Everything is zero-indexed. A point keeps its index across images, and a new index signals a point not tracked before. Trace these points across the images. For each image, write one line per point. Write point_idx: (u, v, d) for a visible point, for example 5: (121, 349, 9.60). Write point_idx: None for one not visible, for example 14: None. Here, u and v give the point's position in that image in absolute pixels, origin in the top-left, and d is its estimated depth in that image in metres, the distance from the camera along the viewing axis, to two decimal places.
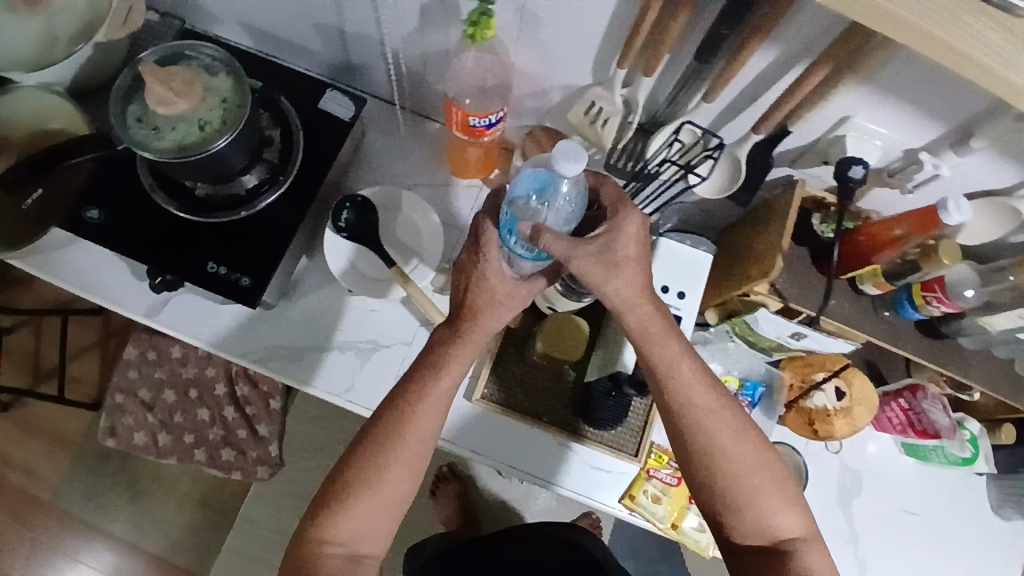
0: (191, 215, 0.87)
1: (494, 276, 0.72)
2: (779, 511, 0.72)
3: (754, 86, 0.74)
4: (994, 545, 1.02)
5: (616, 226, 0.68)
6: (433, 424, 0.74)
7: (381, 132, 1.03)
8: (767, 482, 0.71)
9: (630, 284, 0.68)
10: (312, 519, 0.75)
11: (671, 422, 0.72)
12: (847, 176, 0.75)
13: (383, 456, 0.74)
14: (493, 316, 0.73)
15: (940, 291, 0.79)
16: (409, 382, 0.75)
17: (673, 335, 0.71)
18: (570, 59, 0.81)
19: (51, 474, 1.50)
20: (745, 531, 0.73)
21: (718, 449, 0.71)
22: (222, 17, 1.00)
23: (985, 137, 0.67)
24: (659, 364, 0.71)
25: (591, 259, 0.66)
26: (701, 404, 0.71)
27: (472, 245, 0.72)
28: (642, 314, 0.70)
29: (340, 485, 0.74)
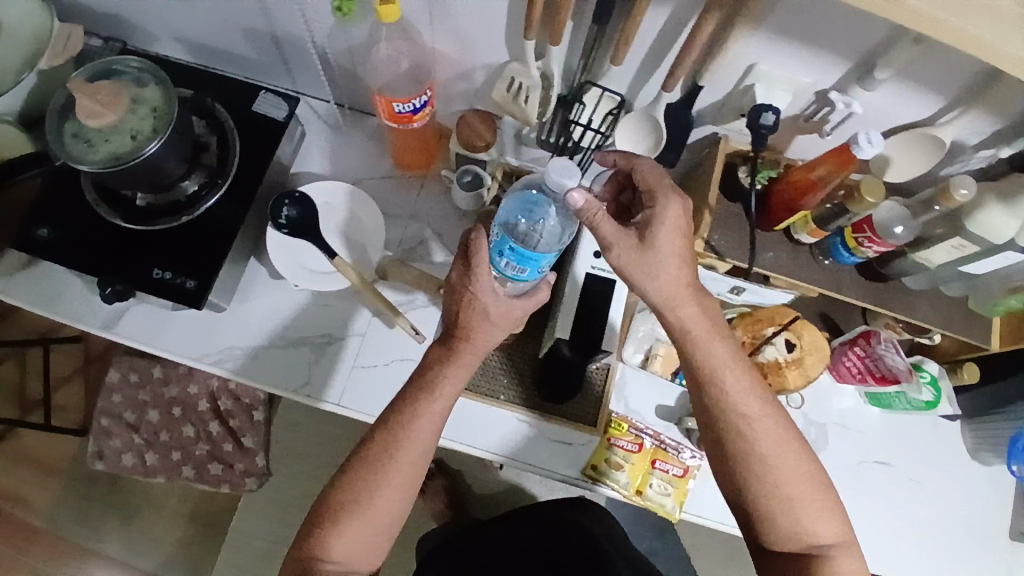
0: (134, 224, 0.90)
1: (486, 295, 0.72)
2: (814, 519, 0.72)
3: (660, 45, 0.75)
4: (967, 487, 1.02)
5: (656, 216, 0.66)
6: (421, 449, 0.77)
7: (322, 131, 1.06)
8: (803, 490, 0.72)
9: (674, 280, 0.67)
10: (309, 534, 0.78)
11: (711, 424, 0.73)
12: (759, 124, 0.74)
13: (383, 477, 0.76)
14: (487, 334, 0.74)
15: (870, 230, 0.78)
16: (403, 402, 0.77)
17: (718, 338, 0.71)
18: (484, 37, 0.82)
19: (46, 501, 1.52)
20: (777, 538, 0.73)
21: (755, 455, 0.71)
22: (157, 33, 1.03)
23: (886, 69, 0.67)
24: (704, 363, 0.71)
25: (629, 251, 0.66)
26: (742, 408, 0.71)
27: (467, 265, 0.72)
28: (686, 313, 0.69)
29: (339, 503, 0.77)
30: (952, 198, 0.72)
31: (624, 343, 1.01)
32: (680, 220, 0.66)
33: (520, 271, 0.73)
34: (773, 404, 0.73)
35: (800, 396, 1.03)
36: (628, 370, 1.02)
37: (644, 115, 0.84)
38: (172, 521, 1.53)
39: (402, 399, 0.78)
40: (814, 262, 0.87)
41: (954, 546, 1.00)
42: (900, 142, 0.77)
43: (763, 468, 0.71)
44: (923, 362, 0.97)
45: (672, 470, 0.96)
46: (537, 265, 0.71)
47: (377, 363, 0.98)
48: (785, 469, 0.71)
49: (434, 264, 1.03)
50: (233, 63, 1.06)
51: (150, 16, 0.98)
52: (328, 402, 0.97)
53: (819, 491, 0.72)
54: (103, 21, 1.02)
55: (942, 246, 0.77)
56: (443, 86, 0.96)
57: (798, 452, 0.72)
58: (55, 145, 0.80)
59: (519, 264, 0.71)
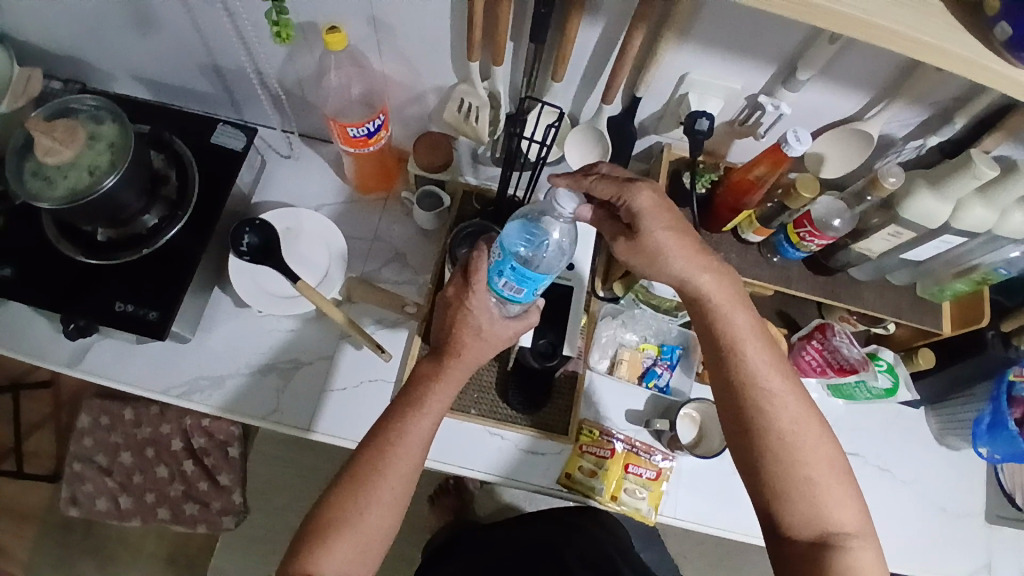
0: (93, 258, 0.91)
1: (478, 311, 0.75)
2: (833, 504, 0.69)
3: (596, 59, 0.79)
4: (939, 473, 1.03)
5: (636, 211, 0.70)
6: (411, 464, 0.74)
7: (282, 160, 1.10)
8: (825, 471, 0.69)
9: (692, 255, 0.71)
10: (295, 552, 0.72)
11: (731, 400, 0.72)
12: (695, 129, 0.78)
13: (376, 489, 0.72)
14: (477, 350, 0.76)
15: (810, 224, 0.80)
16: (391, 418, 0.75)
17: (741, 307, 0.72)
18: (431, 62, 0.86)
19: (17, 554, 1.46)
20: (793, 521, 0.69)
21: (776, 431, 0.69)
22: (119, 73, 1.05)
23: (807, 69, 0.70)
24: (725, 334, 0.71)
25: (624, 242, 0.74)
26: (763, 381, 0.70)
27: (464, 282, 0.76)
28: (704, 285, 0.71)
29: (331, 515, 0.72)
30: (882, 186, 0.75)
31: (588, 350, 1.01)
32: (657, 209, 0.70)
33: (515, 292, 0.71)
34: (794, 382, 0.71)
35: None
36: (595, 376, 1.03)
37: (589, 128, 0.87)
38: (151, 565, 1.48)
39: (395, 411, 0.76)
40: (763, 259, 0.90)
41: (935, 533, 1.00)
42: (832, 138, 0.81)
43: (783, 447, 0.69)
44: (878, 351, 1.00)
45: (646, 473, 0.97)
46: (535, 287, 0.70)
47: (345, 385, 0.99)
48: (807, 450, 0.69)
49: (400, 283, 1.05)
50: (196, 100, 1.09)
51: (110, 57, 1.01)
52: (299, 428, 0.96)
53: (838, 477, 0.70)
54: (66, 66, 1.05)
55: (880, 235, 0.79)
56: (398, 110, 1.00)
57: (819, 433, 0.70)
58: (13, 181, 0.81)
59: (517, 285, 0.69)
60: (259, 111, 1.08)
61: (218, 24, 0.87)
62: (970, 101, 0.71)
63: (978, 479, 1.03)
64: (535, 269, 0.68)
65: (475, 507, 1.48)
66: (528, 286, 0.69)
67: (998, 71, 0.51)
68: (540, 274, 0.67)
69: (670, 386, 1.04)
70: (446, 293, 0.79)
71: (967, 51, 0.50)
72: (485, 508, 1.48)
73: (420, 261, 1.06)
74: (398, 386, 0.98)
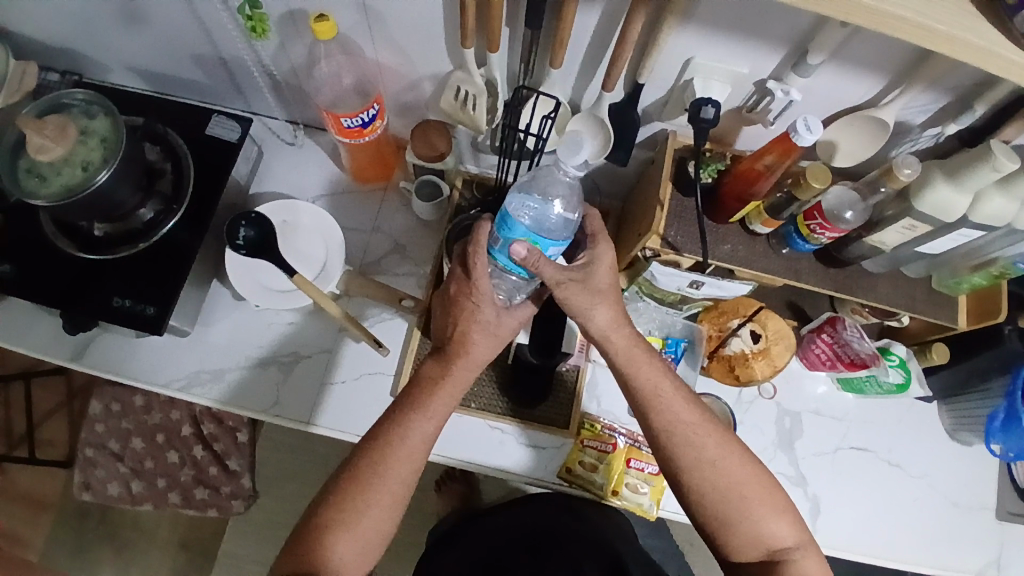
0: (90, 253, 0.91)
1: (485, 307, 0.73)
2: (770, 520, 0.72)
3: (595, 45, 0.76)
4: (951, 468, 1.00)
5: (594, 259, 0.73)
6: (412, 467, 0.73)
7: (280, 150, 1.09)
8: (756, 491, 0.72)
9: (610, 317, 0.74)
10: (286, 557, 0.72)
11: (658, 440, 0.74)
12: (700, 117, 0.74)
13: (377, 495, 0.72)
14: (483, 347, 0.75)
15: (820, 216, 0.77)
16: (393, 419, 0.74)
17: (653, 355, 0.75)
18: (425, 49, 0.84)
19: (33, 538, 1.49)
20: (738, 541, 0.73)
21: (704, 461, 0.72)
22: (115, 62, 1.04)
23: (819, 54, 0.66)
24: (641, 385, 0.74)
25: (574, 285, 0.71)
26: (683, 420, 0.73)
27: (461, 276, 0.73)
28: (617, 344, 0.74)
29: (326, 520, 0.72)
30: (898, 178, 0.72)
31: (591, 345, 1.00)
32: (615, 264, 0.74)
33: (496, 240, 0.71)
34: (710, 416, 0.75)
35: (772, 386, 1.02)
36: (597, 369, 1.02)
37: (589, 116, 0.84)
38: (163, 549, 1.50)
39: (395, 412, 0.75)
40: (771, 250, 0.87)
41: (946, 530, 0.97)
42: (843, 125, 0.77)
43: (714, 473, 0.72)
44: (890, 345, 0.96)
45: (647, 468, 0.95)
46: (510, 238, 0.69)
47: (344, 378, 0.98)
48: (735, 473, 0.72)
49: (400, 275, 1.03)
50: (193, 87, 1.07)
51: (105, 46, 0.99)
52: (298, 421, 0.96)
53: (772, 493, 0.73)
54: (62, 57, 1.04)
55: (893, 228, 0.75)
56: (395, 99, 0.97)
57: (744, 457, 0.73)
58: (8, 180, 0.81)
59: (499, 228, 0.70)
60: (257, 100, 1.06)
61: (206, 12, 0.84)
62: (989, 87, 0.67)
63: (993, 475, 1.00)
64: (511, 216, 0.68)
65: (482, 494, 1.48)
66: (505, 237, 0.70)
67: (1014, 61, 0.48)
68: (510, 218, 0.67)
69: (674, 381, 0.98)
70: (447, 288, 0.75)
71: (982, 41, 0.47)
72: (491, 494, 1.48)
73: (420, 253, 1.05)
74: (397, 381, 0.97)
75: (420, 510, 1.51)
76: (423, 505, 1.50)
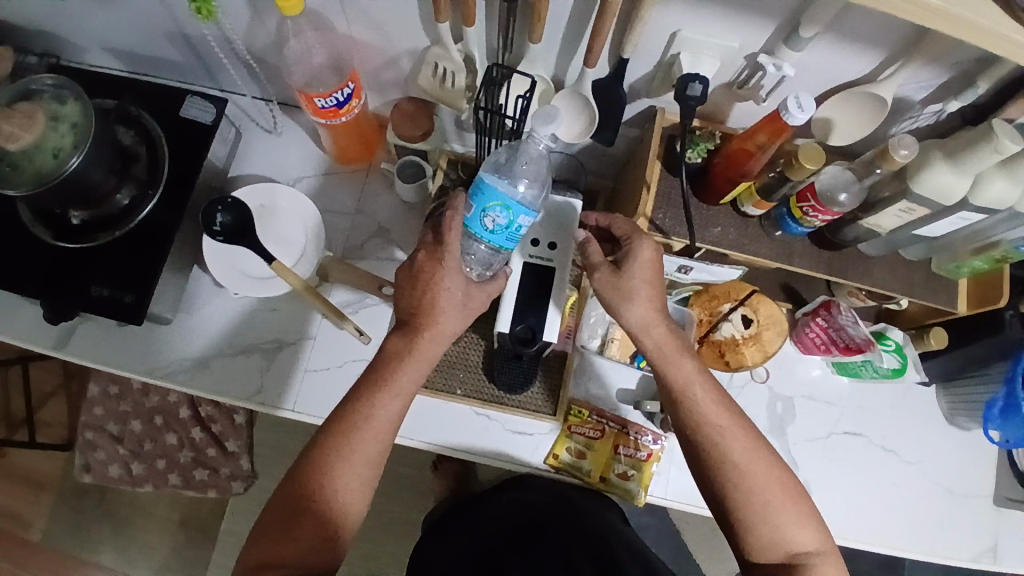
0: (68, 242, 0.89)
1: (449, 279, 0.74)
2: (793, 525, 0.71)
3: (577, 19, 0.71)
4: (947, 453, 0.98)
5: (631, 254, 0.73)
6: (379, 446, 0.73)
7: (260, 131, 1.06)
8: (780, 495, 0.71)
9: (647, 312, 0.73)
10: (251, 548, 0.71)
11: (688, 437, 0.74)
12: (687, 95, 0.70)
13: (345, 478, 0.71)
14: (448, 321, 0.75)
15: (813, 199, 0.73)
16: (358, 396, 0.74)
17: (688, 353, 0.74)
18: (401, 24, 0.79)
19: (38, 517, 1.52)
20: (760, 547, 0.71)
21: (730, 461, 0.71)
22: (88, 42, 1.00)
23: (812, 26, 0.62)
24: (675, 380, 0.74)
25: (606, 274, 0.74)
26: (714, 419, 0.73)
27: (433, 247, 0.75)
28: (654, 339, 0.74)
29: (293, 506, 0.70)
30: (893, 159, 0.67)
31: (578, 330, 0.97)
32: (654, 260, 0.73)
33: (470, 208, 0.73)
34: (741, 418, 0.74)
35: (765, 370, 1.00)
36: (587, 355, 1.00)
37: (573, 93, 0.80)
38: (165, 528, 1.53)
39: (358, 392, 0.74)
40: (764, 233, 0.84)
41: (941, 515, 0.96)
42: (839, 102, 0.73)
43: (738, 474, 0.71)
44: (886, 330, 0.92)
45: (636, 454, 0.96)
46: (486, 204, 0.71)
47: (328, 365, 0.97)
48: (760, 475, 0.71)
49: (384, 260, 1.01)
50: (169, 66, 1.04)
51: (76, 25, 0.96)
52: (283, 408, 0.96)
53: (793, 498, 0.72)
54: (35, 37, 1.00)
55: (890, 210, 0.72)
56: (374, 76, 0.93)
57: (769, 461, 0.72)
58: None
59: (474, 195, 0.71)
60: (235, 79, 1.02)
61: None
62: (993, 62, 0.62)
63: (990, 460, 0.98)
64: (487, 180, 0.70)
65: (477, 474, 1.49)
66: (478, 200, 0.71)
67: (1015, 39, 0.48)
68: (487, 178, 0.69)
69: None
70: (411, 258, 0.77)
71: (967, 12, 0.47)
72: (487, 474, 1.48)
73: (405, 237, 1.02)
74: None
75: (417, 490, 1.51)
76: (418, 486, 1.51)
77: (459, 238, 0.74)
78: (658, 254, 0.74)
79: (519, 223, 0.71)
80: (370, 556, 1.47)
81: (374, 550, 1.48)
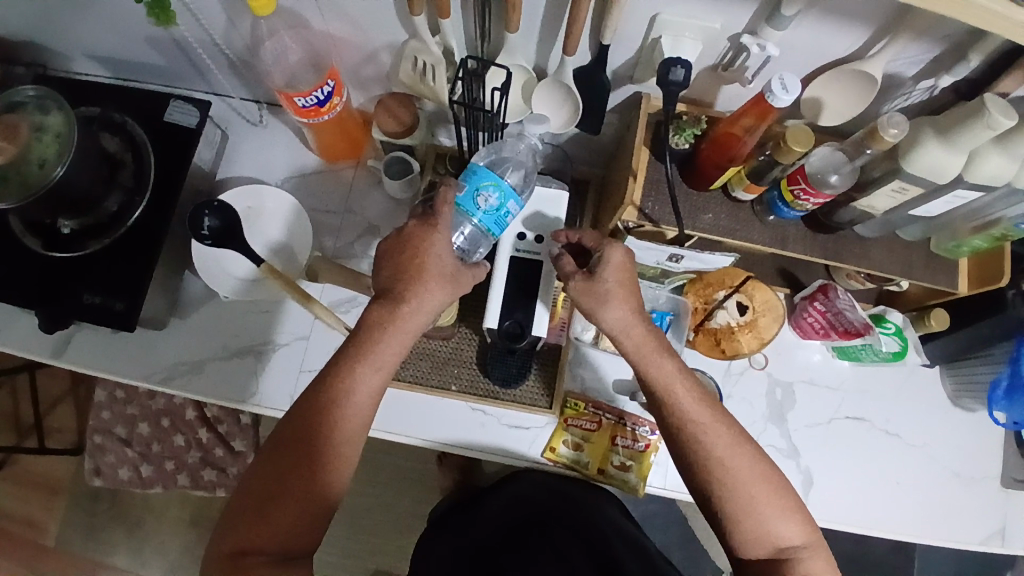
0: (58, 251, 0.89)
1: (437, 252, 0.74)
2: (778, 520, 0.70)
3: (554, 5, 0.69)
4: (953, 435, 0.96)
5: (603, 261, 0.72)
6: (360, 423, 0.73)
7: (246, 132, 1.05)
8: (764, 489, 0.70)
9: (623, 313, 0.72)
10: (224, 534, 0.70)
11: (670, 435, 0.72)
12: (669, 80, 0.68)
13: (326, 458, 0.71)
14: (428, 295, 0.73)
15: (804, 181, 0.71)
16: (337, 369, 0.72)
17: (667, 352, 0.72)
18: (377, 18, 0.78)
19: (53, 520, 1.55)
20: (745, 541, 0.71)
21: (713, 457, 0.70)
22: (73, 49, 1.00)
23: (794, 4, 0.60)
24: (654, 380, 0.72)
25: (580, 281, 0.73)
26: (697, 417, 0.70)
27: (427, 215, 0.75)
28: (632, 339, 0.73)
29: (269, 489, 0.70)
30: (883, 139, 0.65)
31: (571, 322, 0.97)
32: (626, 264, 0.73)
33: (461, 190, 0.75)
34: (722, 413, 0.72)
35: (763, 356, 0.98)
36: (582, 347, 0.99)
37: (554, 82, 0.78)
38: (176, 528, 1.55)
39: (337, 367, 0.72)
40: (756, 218, 0.82)
41: (947, 499, 0.94)
42: (828, 81, 0.71)
43: (722, 470, 0.70)
44: (885, 313, 0.92)
45: (635, 445, 0.94)
46: (477, 186, 0.73)
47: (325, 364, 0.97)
48: (744, 472, 0.69)
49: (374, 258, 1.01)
50: (154, 69, 1.03)
51: (58, 33, 0.95)
52: (280, 408, 0.96)
53: (779, 491, 0.70)
54: (19, 46, 1.00)
55: (883, 191, 0.70)
56: (354, 71, 0.92)
57: (754, 456, 0.70)
58: None
59: (466, 178, 0.74)
60: (218, 79, 1.01)
61: None
62: (984, 34, 0.60)
63: (996, 442, 0.96)
64: (479, 164, 0.74)
65: (482, 466, 1.48)
66: (471, 181, 0.74)
67: (996, 11, 0.46)
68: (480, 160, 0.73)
69: None
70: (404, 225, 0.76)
71: None
72: (492, 466, 1.48)
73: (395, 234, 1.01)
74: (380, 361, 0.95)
75: (423, 484, 1.51)
76: (425, 480, 1.51)
77: (452, 215, 0.75)
78: (629, 258, 0.74)
79: (507, 206, 0.74)
80: (379, 550, 1.49)
81: (382, 545, 1.49)
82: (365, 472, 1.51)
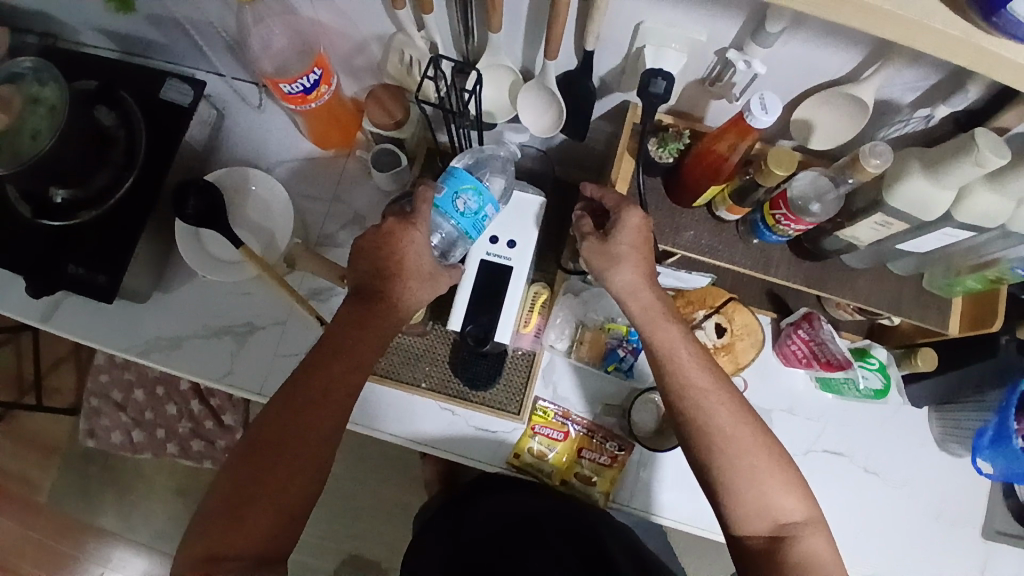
0: (45, 220, 0.90)
1: (414, 253, 0.73)
2: (778, 492, 0.68)
3: (536, 6, 0.68)
4: (936, 478, 0.92)
5: (619, 222, 0.72)
6: (336, 419, 0.72)
7: (243, 114, 1.06)
8: (764, 458, 0.68)
9: (633, 276, 0.72)
10: (198, 537, 0.68)
11: (673, 407, 0.70)
12: (650, 91, 0.66)
13: (300, 457, 0.70)
14: (404, 297, 0.74)
15: (785, 206, 0.68)
16: (303, 368, 0.72)
17: (674, 320, 0.72)
18: (364, 10, 0.78)
19: (50, 476, 1.60)
20: (745, 516, 0.68)
21: (714, 424, 0.68)
22: (82, 23, 1.02)
23: (779, 20, 0.56)
24: (660, 348, 0.71)
25: (594, 241, 0.73)
26: (699, 381, 0.70)
27: (405, 213, 0.74)
28: (643, 300, 0.72)
29: (244, 490, 0.69)
30: (866, 168, 0.63)
31: (545, 328, 0.96)
32: (643, 228, 0.72)
33: (440, 190, 0.73)
34: (724, 381, 0.71)
35: (742, 380, 0.95)
36: (556, 355, 0.98)
37: (538, 86, 0.75)
38: (163, 495, 1.58)
39: (307, 369, 0.72)
40: (737, 238, 0.79)
41: (925, 544, 0.90)
42: (821, 104, 0.68)
43: (723, 439, 0.68)
44: (870, 348, 0.90)
45: (600, 459, 0.93)
46: (457, 188, 0.72)
47: (297, 352, 0.98)
48: (745, 439, 0.68)
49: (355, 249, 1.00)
50: (159, 46, 1.04)
51: (67, 6, 0.97)
52: (250, 392, 0.97)
53: (781, 464, 0.69)
54: (31, 16, 1.02)
55: (865, 222, 0.66)
56: (346, 60, 0.91)
57: (755, 426, 0.69)
58: None
59: (445, 179, 0.73)
60: (218, 61, 1.02)
61: None
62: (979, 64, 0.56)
63: (982, 489, 0.92)
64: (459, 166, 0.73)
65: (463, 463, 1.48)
66: (451, 183, 0.73)
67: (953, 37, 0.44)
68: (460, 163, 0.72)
69: (634, 369, 0.96)
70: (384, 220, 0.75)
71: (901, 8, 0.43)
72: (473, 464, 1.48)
73: None
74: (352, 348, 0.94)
75: (404, 476, 1.52)
76: (406, 472, 1.52)
77: (429, 213, 0.74)
78: (646, 222, 0.72)
79: (485, 210, 0.73)
80: (356, 536, 1.50)
81: (359, 531, 1.50)
82: (348, 458, 1.52)
